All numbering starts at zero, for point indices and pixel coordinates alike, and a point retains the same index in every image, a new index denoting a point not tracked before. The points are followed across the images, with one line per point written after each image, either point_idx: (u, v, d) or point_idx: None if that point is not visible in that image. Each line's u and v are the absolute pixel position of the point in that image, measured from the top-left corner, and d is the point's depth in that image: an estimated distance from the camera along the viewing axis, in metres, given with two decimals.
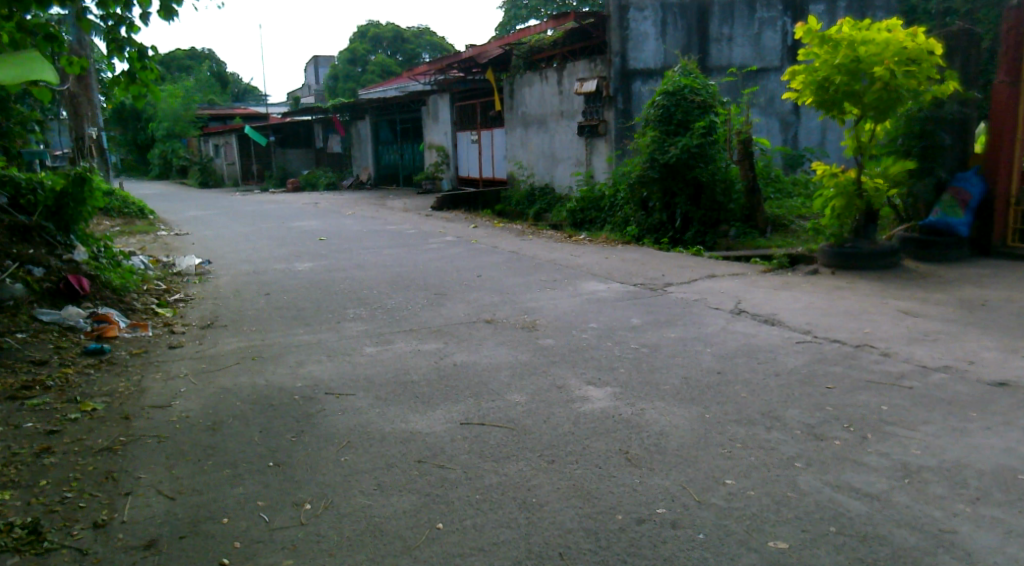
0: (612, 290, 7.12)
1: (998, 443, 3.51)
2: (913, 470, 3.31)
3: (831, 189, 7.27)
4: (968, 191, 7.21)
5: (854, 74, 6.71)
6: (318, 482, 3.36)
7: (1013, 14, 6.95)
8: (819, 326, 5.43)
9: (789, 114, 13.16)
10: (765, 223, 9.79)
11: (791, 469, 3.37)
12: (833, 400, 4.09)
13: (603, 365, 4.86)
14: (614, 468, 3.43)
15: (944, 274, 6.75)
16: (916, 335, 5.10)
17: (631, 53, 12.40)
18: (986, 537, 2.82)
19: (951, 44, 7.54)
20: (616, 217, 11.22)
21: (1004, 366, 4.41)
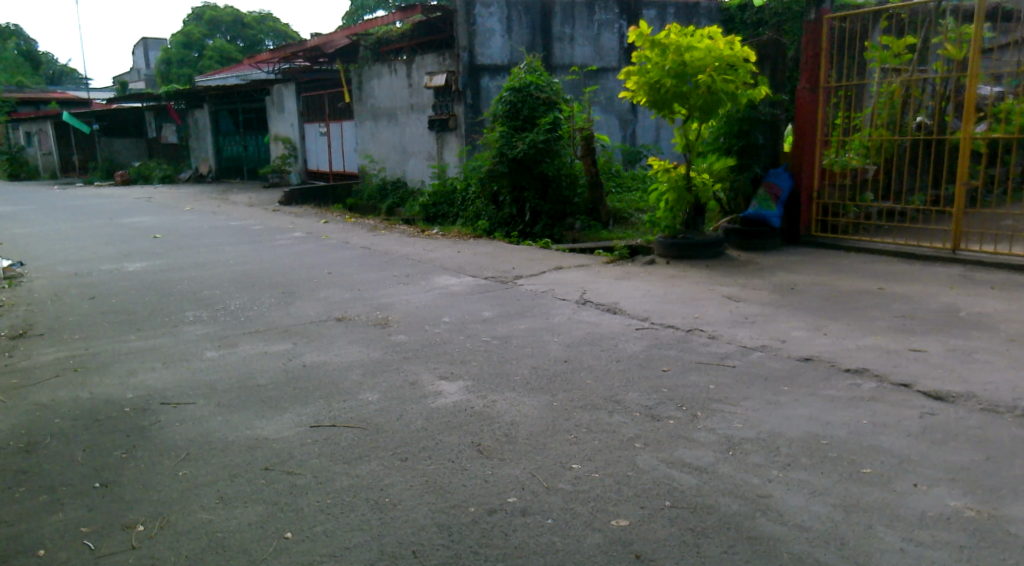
0: (464, 283, 7.22)
1: (805, 412, 3.91)
2: (735, 442, 3.63)
3: (664, 184, 7.74)
4: (778, 186, 7.90)
5: (681, 77, 7.15)
6: (152, 500, 3.23)
7: (811, 27, 7.71)
8: (656, 312, 5.79)
9: (627, 112, 13.87)
10: (608, 216, 10.33)
11: (631, 450, 3.59)
12: (668, 382, 4.39)
13: (455, 359, 4.95)
14: (465, 461, 3.52)
15: (763, 261, 7.38)
16: (739, 317, 5.55)
17: (478, 48, 12.47)
18: (795, 497, 3.13)
19: (763, 52, 8.22)
20: (467, 211, 11.36)
21: (811, 343, 4.90)
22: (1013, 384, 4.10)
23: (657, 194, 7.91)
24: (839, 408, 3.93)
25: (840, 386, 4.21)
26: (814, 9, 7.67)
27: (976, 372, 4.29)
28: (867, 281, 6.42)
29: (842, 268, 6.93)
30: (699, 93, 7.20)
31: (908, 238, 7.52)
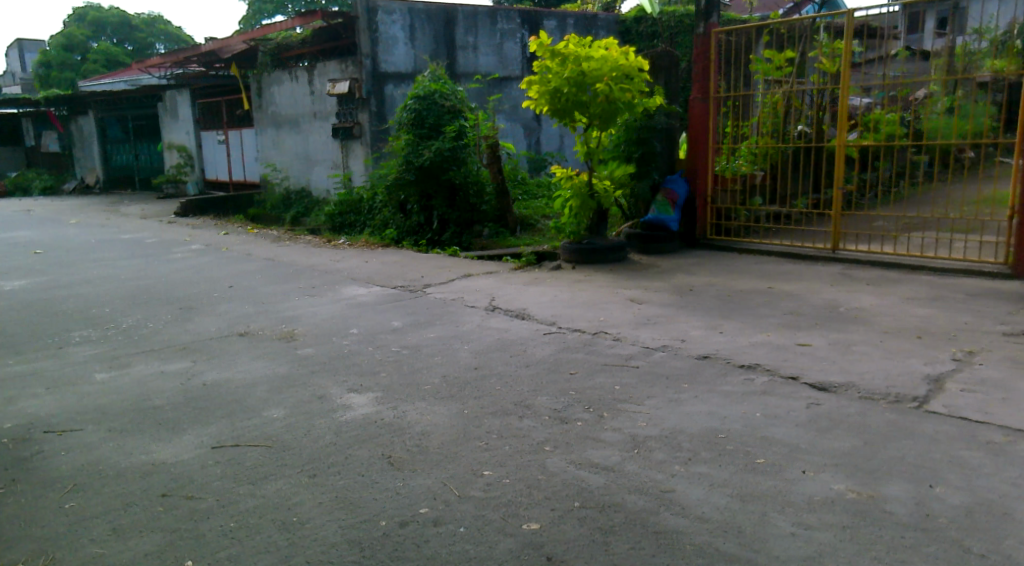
0: (372, 293, 7.17)
1: (705, 408, 4.08)
2: (640, 440, 3.75)
3: (568, 191, 7.90)
4: (675, 191, 8.23)
5: (580, 86, 7.33)
6: (37, 536, 3.08)
7: (700, 40, 8.11)
8: (563, 316, 5.91)
9: (531, 120, 14.05)
10: (514, 223, 10.39)
11: (541, 453, 3.67)
12: (575, 384, 4.50)
13: (365, 371, 4.90)
14: (376, 474, 3.51)
15: (664, 264, 7.65)
16: (642, 319, 5.74)
17: (382, 56, 12.35)
18: (697, 490, 3.27)
19: (657, 63, 8.53)
20: (374, 220, 11.27)
21: (709, 342, 5.12)
22: (889, 373, 4.41)
23: (561, 201, 8.06)
24: (734, 403, 4.13)
25: (736, 381, 4.41)
26: (703, 22, 8.08)
27: (856, 363, 4.59)
28: (759, 281, 6.75)
29: (737, 269, 7.26)
30: (597, 101, 7.40)
31: (793, 239, 7.96)
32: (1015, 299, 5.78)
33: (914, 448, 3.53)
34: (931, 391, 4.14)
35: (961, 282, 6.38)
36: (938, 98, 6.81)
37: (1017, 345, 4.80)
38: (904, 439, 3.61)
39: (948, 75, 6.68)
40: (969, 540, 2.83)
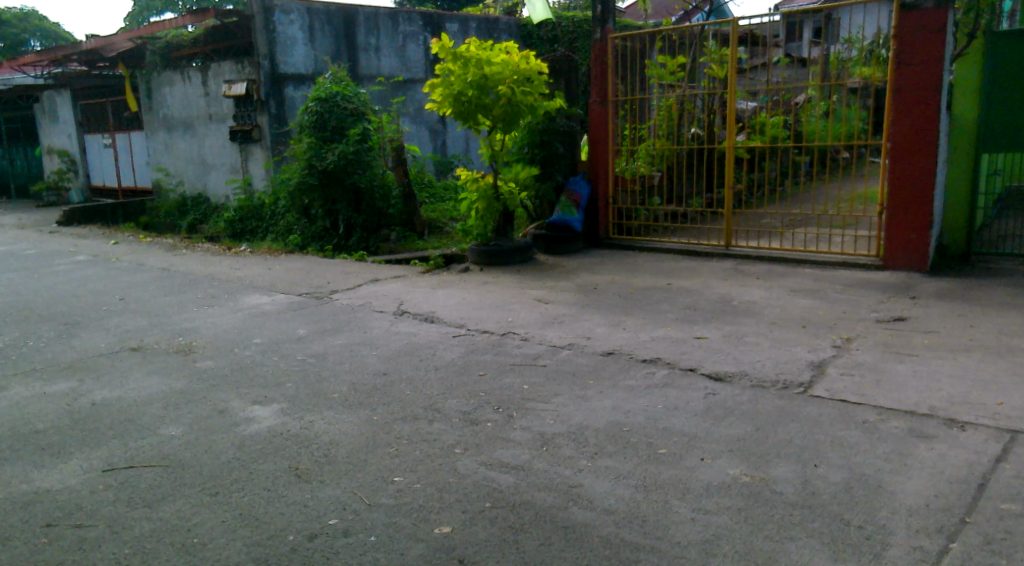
0: (275, 302, 7.00)
1: (610, 402, 4.19)
2: (548, 438, 3.82)
3: (474, 193, 7.93)
4: (578, 193, 8.37)
5: (483, 89, 7.37)
6: None
7: (598, 44, 8.31)
8: (471, 318, 5.94)
9: (437, 123, 14.02)
10: (423, 226, 10.45)
11: (451, 456, 3.68)
12: (483, 385, 4.53)
13: (268, 382, 4.79)
14: (281, 488, 3.45)
15: (569, 264, 7.79)
16: (549, 318, 5.83)
17: (280, 56, 12.01)
18: (604, 483, 3.35)
19: (557, 66, 8.67)
20: (277, 226, 11.00)
21: (613, 338, 5.26)
22: (777, 361, 4.65)
23: (468, 203, 8.09)
24: (636, 396, 4.26)
25: (639, 375, 4.55)
26: (599, 28, 8.29)
27: (750, 353, 4.81)
28: (659, 278, 6.97)
29: (639, 267, 7.47)
30: (500, 104, 7.46)
31: (690, 238, 8.27)
32: (889, 288, 6.20)
33: (800, 430, 3.74)
34: (815, 376, 4.40)
35: (841, 274, 6.79)
36: (816, 103, 7.18)
37: (889, 331, 5.16)
38: (792, 423, 3.82)
39: (824, 82, 7.05)
40: (850, 514, 3.03)
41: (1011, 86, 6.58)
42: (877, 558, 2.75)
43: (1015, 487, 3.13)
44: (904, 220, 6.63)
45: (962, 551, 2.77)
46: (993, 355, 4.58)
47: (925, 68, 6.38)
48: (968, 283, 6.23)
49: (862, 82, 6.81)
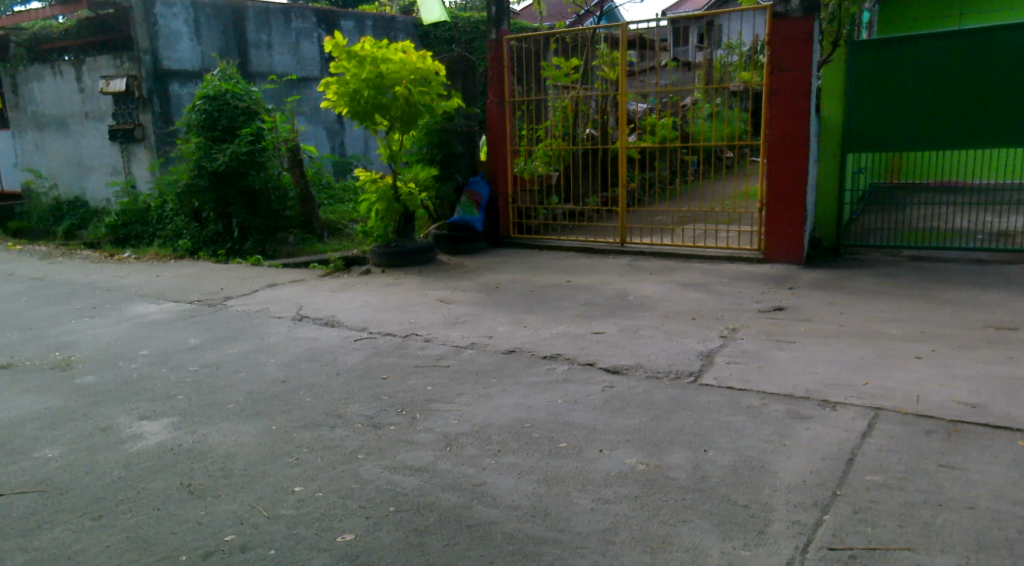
0: (164, 310, 6.76)
1: (513, 400, 4.29)
2: (452, 438, 3.87)
3: (373, 194, 7.85)
4: (478, 193, 8.46)
5: (379, 88, 7.34)
6: None
7: (494, 46, 8.44)
8: (372, 321, 5.92)
9: (334, 123, 13.83)
10: (322, 228, 10.29)
11: (353, 462, 3.68)
12: (386, 389, 4.54)
13: (157, 396, 4.64)
14: (174, 506, 3.37)
15: (470, 264, 7.87)
16: (451, 318, 5.89)
17: (162, 52, 11.55)
18: (507, 480, 3.44)
19: (454, 67, 8.74)
20: (165, 230, 10.57)
21: (514, 336, 5.37)
22: (670, 352, 4.88)
23: (367, 204, 8.02)
24: (538, 392, 4.38)
25: (540, 372, 4.68)
26: (495, 30, 8.43)
27: (645, 346, 5.02)
28: (558, 275, 7.15)
29: (539, 265, 7.62)
30: (397, 104, 7.45)
31: (588, 236, 8.52)
32: (771, 280, 6.58)
33: (691, 418, 3.95)
34: (704, 366, 4.64)
35: (727, 267, 7.16)
36: (701, 104, 7.56)
37: (771, 320, 5.49)
38: (684, 411, 4.03)
39: (708, 84, 7.44)
40: (736, 494, 3.23)
41: (870, 92, 7.13)
42: (761, 533, 2.96)
43: (880, 459, 3.42)
44: (781, 215, 7.06)
45: (835, 521, 3.01)
46: (862, 339, 4.96)
47: (795, 73, 6.81)
48: (841, 273, 6.69)
49: (743, 85, 7.21)
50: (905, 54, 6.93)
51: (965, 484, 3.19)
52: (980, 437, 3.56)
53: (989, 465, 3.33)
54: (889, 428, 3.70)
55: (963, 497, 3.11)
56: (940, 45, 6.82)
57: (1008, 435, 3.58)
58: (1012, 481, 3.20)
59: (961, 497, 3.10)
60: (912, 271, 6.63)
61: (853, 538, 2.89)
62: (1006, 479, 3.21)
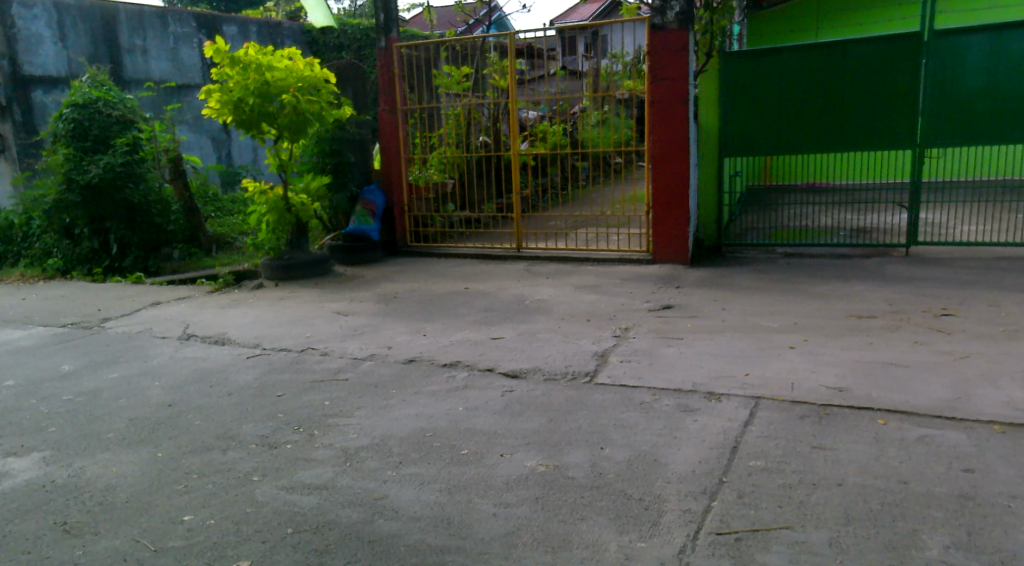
0: (35, 336, 6.38)
1: (413, 410, 4.31)
2: (352, 452, 3.84)
3: (262, 206, 7.59)
4: (373, 201, 8.42)
5: (266, 96, 7.18)
6: None
7: (383, 53, 8.45)
8: (265, 337, 5.80)
9: (219, 131, 13.37)
10: (209, 242, 9.98)
11: (248, 484, 3.59)
12: (282, 406, 4.46)
13: (27, 430, 4.38)
14: (49, 547, 3.19)
15: (367, 274, 7.82)
16: (348, 330, 5.85)
17: (23, 56, 10.86)
18: (409, 491, 3.45)
19: (344, 74, 8.72)
20: (32, 248, 9.89)
21: (413, 345, 5.39)
22: (565, 354, 5.02)
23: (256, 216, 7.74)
24: (438, 401, 4.42)
25: (440, 381, 4.72)
26: (384, 37, 8.41)
27: (542, 349, 5.14)
28: (455, 283, 7.20)
29: (436, 273, 7.66)
30: (285, 113, 7.30)
31: (484, 242, 8.63)
32: (659, 280, 6.86)
33: (587, 417, 4.08)
34: (599, 365, 4.80)
35: (618, 269, 7.42)
36: (590, 112, 7.79)
37: (660, 318, 5.73)
38: (580, 411, 4.16)
39: (595, 93, 7.66)
40: (631, 488, 3.38)
41: (742, 100, 7.56)
42: (655, 525, 3.10)
43: (761, 445, 3.65)
44: (668, 217, 7.36)
45: (722, 507, 3.19)
46: (743, 332, 5.26)
47: (674, 82, 7.13)
48: (723, 271, 7.05)
49: (630, 93, 7.55)
50: (773, 65, 7.40)
51: (835, 462, 3.46)
52: (848, 419, 3.86)
53: (856, 444, 3.61)
54: (769, 415, 3.95)
55: (834, 475, 3.36)
56: (801, 56, 7.32)
57: (872, 414, 3.89)
58: (875, 456, 3.48)
59: (832, 475, 3.36)
60: (786, 267, 7.06)
61: (738, 521, 3.08)
62: (871, 455, 3.50)
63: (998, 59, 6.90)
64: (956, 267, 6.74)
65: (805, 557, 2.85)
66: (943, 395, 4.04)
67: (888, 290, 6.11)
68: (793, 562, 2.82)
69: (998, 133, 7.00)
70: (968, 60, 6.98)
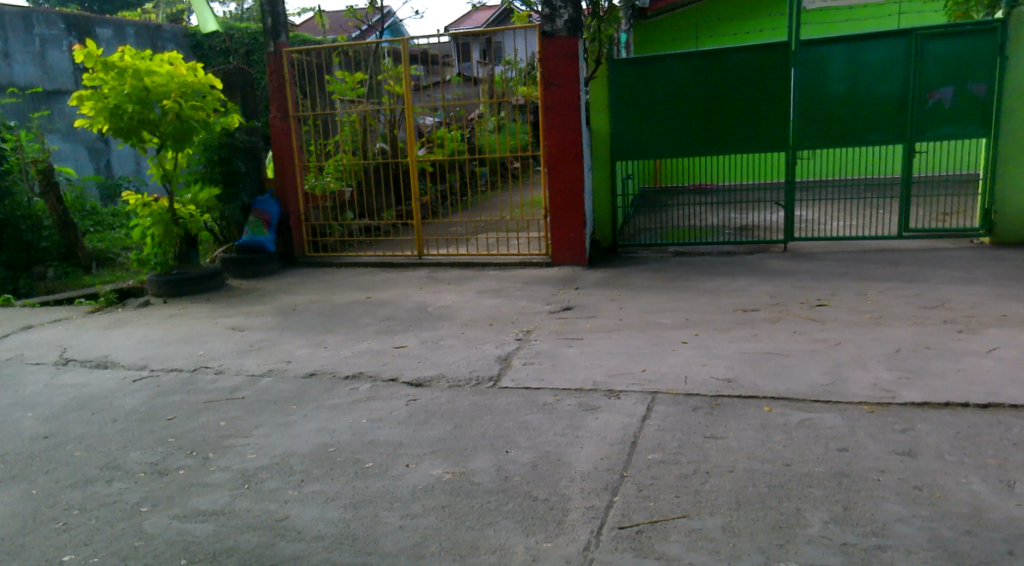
0: None
1: (314, 425, 4.25)
2: (250, 474, 3.75)
3: (146, 218, 7.31)
4: (268, 212, 8.15)
5: (145, 103, 6.89)
6: None
7: (272, 58, 8.19)
8: (153, 358, 5.56)
9: (95, 141, 12.44)
10: (88, 258, 9.35)
11: (137, 516, 3.44)
12: (174, 430, 4.29)
13: None
14: None
15: (263, 287, 7.62)
16: (243, 347, 5.69)
17: None
18: (311, 510, 3.39)
19: (230, 80, 8.47)
20: None
21: (314, 359, 5.30)
22: (468, 359, 5.06)
23: (140, 229, 7.46)
24: (340, 414, 4.36)
25: (341, 394, 4.66)
26: (272, 42, 8.20)
27: (445, 356, 5.16)
28: (356, 292, 7.12)
29: (335, 284, 7.55)
30: (168, 120, 7.02)
31: (384, 250, 8.57)
32: (558, 282, 6.99)
33: (491, 421, 4.13)
34: (502, 369, 4.86)
35: (518, 272, 7.52)
36: (487, 118, 7.81)
37: (560, 319, 5.85)
38: (485, 416, 4.21)
39: (491, 99, 7.78)
40: (536, 490, 3.44)
41: (629, 107, 7.81)
42: (560, 524, 3.17)
43: (658, 438, 3.79)
44: (564, 220, 7.52)
45: (623, 501, 3.30)
46: (639, 330, 5.43)
47: (564, 87, 7.30)
48: (619, 271, 7.26)
49: (524, 98, 7.68)
50: (658, 70, 7.68)
51: (726, 450, 3.63)
52: (736, 407, 4.06)
53: (744, 431, 3.80)
54: (664, 409, 4.10)
55: (725, 462, 3.53)
56: (682, 64, 7.63)
57: (758, 402, 4.10)
58: (762, 442, 3.68)
59: (724, 462, 3.52)
60: (677, 265, 7.33)
61: (639, 514, 3.19)
62: (757, 441, 3.69)
63: (857, 67, 7.40)
64: (831, 260, 7.18)
65: (701, 544, 2.98)
66: (820, 380, 4.30)
67: (770, 283, 6.44)
68: (690, 550, 2.95)
69: (859, 136, 7.51)
70: (831, 68, 7.45)
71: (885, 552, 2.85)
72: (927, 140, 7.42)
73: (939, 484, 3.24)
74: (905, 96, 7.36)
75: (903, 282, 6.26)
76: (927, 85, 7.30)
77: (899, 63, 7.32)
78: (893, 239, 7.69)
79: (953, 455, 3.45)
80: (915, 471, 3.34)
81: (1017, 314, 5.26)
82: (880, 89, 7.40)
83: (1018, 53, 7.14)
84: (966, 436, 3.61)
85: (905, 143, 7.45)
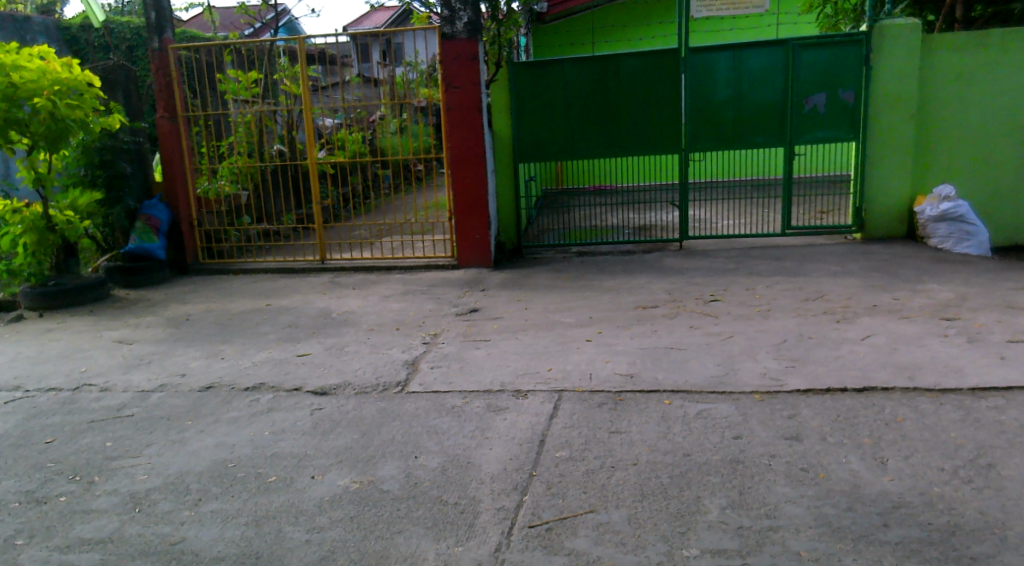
0: None
1: (211, 441, 4.11)
2: (141, 497, 3.59)
3: (16, 226, 6.80)
4: (156, 217, 7.84)
5: (12, 101, 6.43)
6: None
7: (157, 55, 7.81)
8: (30, 376, 5.23)
9: None
10: None
11: (10, 550, 3.23)
12: (53, 454, 4.06)
13: None
14: None
15: (153, 297, 7.31)
16: (132, 361, 5.44)
17: None
18: (208, 532, 3.28)
19: (110, 78, 8.04)
20: None
21: (210, 371, 5.13)
22: (375, 365, 5.01)
23: (9, 238, 6.94)
24: (239, 428, 4.24)
25: (241, 406, 4.53)
26: (156, 38, 7.79)
27: (349, 363, 5.09)
28: (255, 300, 6.92)
29: (233, 291, 7.32)
30: (38, 119, 6.58)
31: (285, 255, 8.36)
32: (463, 284, 7.00)
33: (399, 427, 4.11)
34: (409, 374, 4.84)
35: (423, 275, 7.50)
36: (388, 120, 7.69)
37: (466, 322, 5.87)
38: (392, 422, 4.17)
39: (392, 100, 7.60)
40: (446, 494, 3.45)
41: (527, 109, 7.92)
42: (471, 527, 3.19)
43: (564, 436, 3.86)
44: (467, 223, 7.55)
45: (532, 500, 3.34)
46: (543, 329, 5.51)
47: (464, 90, 7.32)
48: (521, 272, 7.34)
49: (426, 101, 7.60)
50: (557, 74, 7.80)
51: (630, 444, 3.74)
52: (639, 402, 4.17)
53: (646, 424, 3.92)
54: (570, 407, 4.18)
55: (629, 455, 3.63)
56: (577, 69, 7.79)
57: (659, 396, 4.24)
58: (662, 434, 3.80)
59: (627, 456, 3.63)
60: (580, 265, 7.47)
61: (548, 512, 3.24)
62: (658, 434, 3.82)
63: (741, 74, 7.75)
64: (721, 257, 7.49)
65: (608, 537, 3.06)
66: (715, 372, 4.48)
67: (667, 281, 6.66)
68: (597, 543, 3.02)
69: (743, 139, 7.86)
70: (717, 75, 7.75)
71: (776, 533, 3.00)
72: (804, 142, 7.83)
73: (823, 465, 3.44)
74: (785, 101, 7.76)
75: (787, 276, 6.60)
76: (803, 92, 7.71)
77: (778, 70, 7.71)
78: (777, 236, 8.12)
79: (834, 436, 3.67)
80: (801, 454, 3.53)
81: (887, 303, 5.64)
82: (762, 95, 7.77)
83: (881, 63, 7.62)
84: (845, 418, 3.84)
85: (784, 145, 7.84)
